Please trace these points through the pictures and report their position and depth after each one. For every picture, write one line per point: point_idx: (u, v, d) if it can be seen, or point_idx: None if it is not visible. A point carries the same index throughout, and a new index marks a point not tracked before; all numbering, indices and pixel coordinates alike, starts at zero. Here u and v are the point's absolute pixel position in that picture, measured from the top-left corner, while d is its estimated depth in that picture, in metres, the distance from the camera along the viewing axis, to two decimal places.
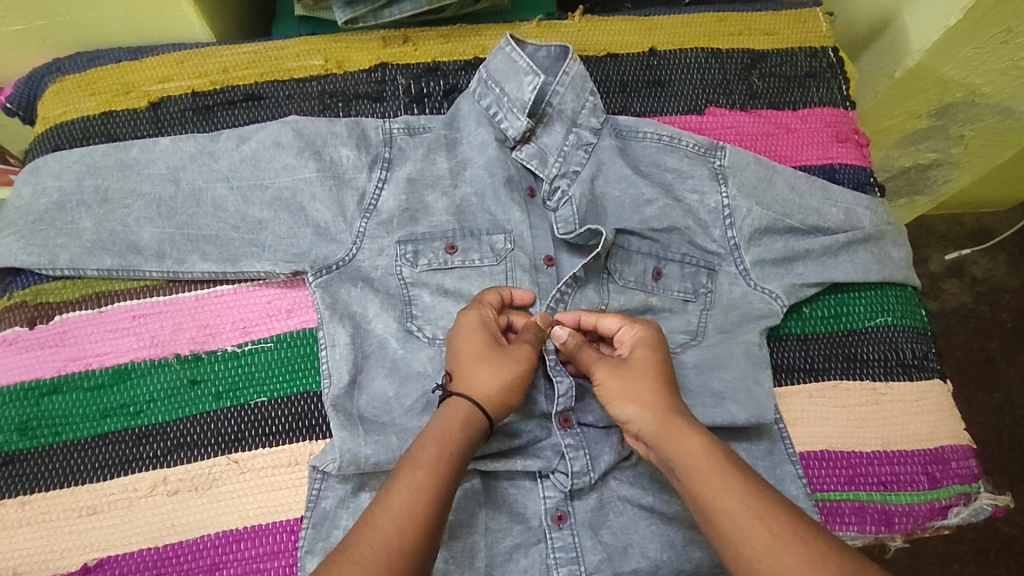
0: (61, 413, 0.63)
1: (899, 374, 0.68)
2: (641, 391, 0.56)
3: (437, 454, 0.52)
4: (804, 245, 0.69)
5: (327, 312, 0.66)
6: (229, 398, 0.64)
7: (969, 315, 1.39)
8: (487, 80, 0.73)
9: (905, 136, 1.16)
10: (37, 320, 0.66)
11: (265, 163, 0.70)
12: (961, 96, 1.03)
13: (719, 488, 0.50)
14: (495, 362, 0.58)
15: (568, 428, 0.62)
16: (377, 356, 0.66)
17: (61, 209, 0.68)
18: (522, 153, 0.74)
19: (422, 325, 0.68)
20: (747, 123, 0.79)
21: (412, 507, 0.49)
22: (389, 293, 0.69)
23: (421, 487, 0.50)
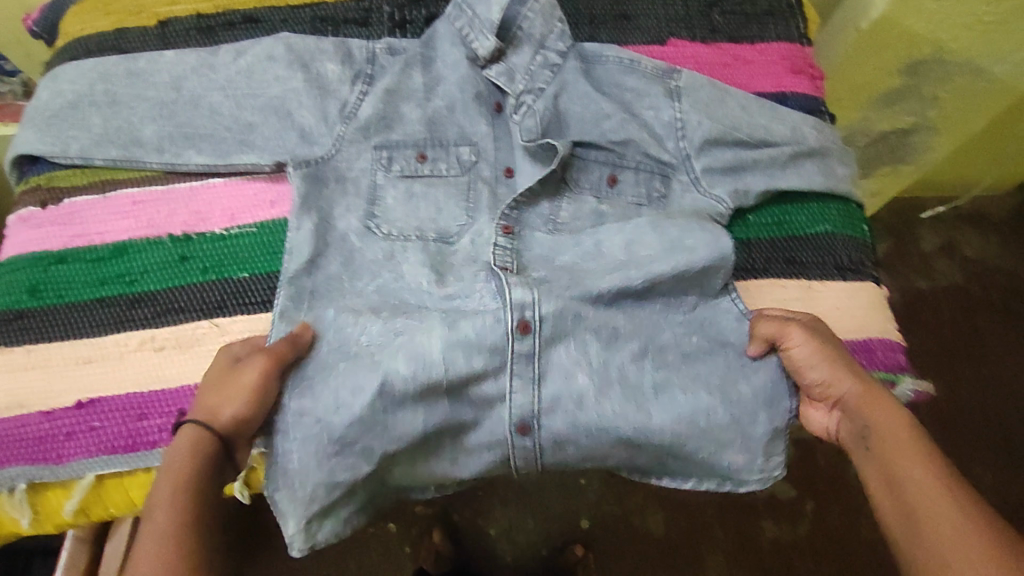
0: (65, 280, 0.70)
1: (834, 275, 0.73)
2: (843, 364, 0.63)
3: (169, 496, 0.56)
4: (750, 156, 0.74)
5: (298, 201, 0.72)
6: (215, 273, 0.71)
7: (957, 291, 1.50)
8: (460, 3, 0.78)
9: (877, 99, 1.20)
10: (48, 202, 0.74)
11: (258, 75, 0.76)
12: (929, 52, 1.09)
13: (895, 449, 0.57)
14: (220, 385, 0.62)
15: None
16: (336, 245, 0.72)
17: (75, 108, 0.75)
18: (491, 70, 0.78)
19: (381, 224, 0.73)
20: (706, 53, 0.84)
21: (161, 552, 0.53)
22: (360, 192, 0.74)
23: (163, 531, 0.54)
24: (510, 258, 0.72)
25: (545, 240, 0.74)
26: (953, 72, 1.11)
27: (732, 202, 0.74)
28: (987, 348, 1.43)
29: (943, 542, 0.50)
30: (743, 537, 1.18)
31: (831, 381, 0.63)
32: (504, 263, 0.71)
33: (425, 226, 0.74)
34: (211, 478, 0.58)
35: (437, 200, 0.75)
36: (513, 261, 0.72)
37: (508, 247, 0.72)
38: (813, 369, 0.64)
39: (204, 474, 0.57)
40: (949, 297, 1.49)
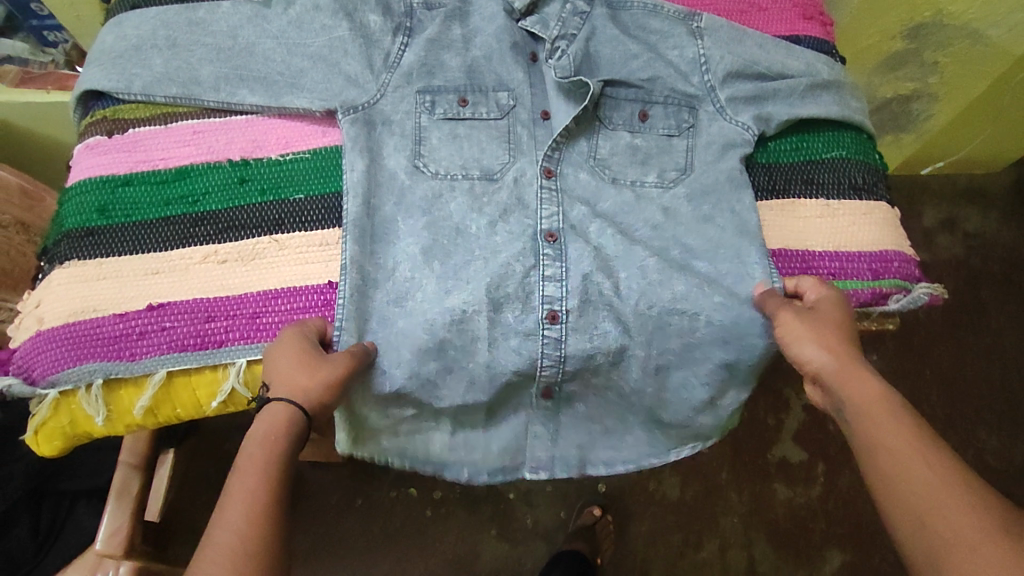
0: (133, 200, 0.75)
1: (850, 195, 0.77)
2: (829, 338, 0.61)
3: (261, 457, 0.55)
4: (771, 86, 0.80)
5: (350, 142, 0.75)
6: (272, 194, 0.76)
7: (960, 266, 1.57)
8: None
9: (881, 61, 1.28)
10: (114, 132, 0.79)
11: (308, 24, 0.81)
12: (930, 15, 1.15)
13: (879, 424, 0.54)
14: (301, 361, 0.61)
15: (554, 243, 0.72)
16: (387, 185, 0.75)
17: (138, 50, 0.81)
18: (527, 24, 0.82)
19: (428, 164, 0.76)
20: (724, 2, 0.90)
21: (248, 509, 0.52)
22: (405, 133, 0.77)
23: (248, 491, 0.53)
24: (554, 203, 0.75)
25: (583, 181, 0.77)
26: (953, 36, 1.18)
27: (756, 130, 0.79)
28: (991, 320, 1.51)
29: (947, 523, 0.48)
30: (760, 500, 1.24)
31: (810, 359, 0.60)
32: (546, 206, 0.74)
33: (467, 164, 0.76)
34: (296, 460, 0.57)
35: (479, 141, 0.77)
36: (555, 207, 0.74)
37: (553, 188, 0.76)
38: (802, 345, 0.61)
39: (290, 451, 0.56)
40: (950, 271, 1.56)
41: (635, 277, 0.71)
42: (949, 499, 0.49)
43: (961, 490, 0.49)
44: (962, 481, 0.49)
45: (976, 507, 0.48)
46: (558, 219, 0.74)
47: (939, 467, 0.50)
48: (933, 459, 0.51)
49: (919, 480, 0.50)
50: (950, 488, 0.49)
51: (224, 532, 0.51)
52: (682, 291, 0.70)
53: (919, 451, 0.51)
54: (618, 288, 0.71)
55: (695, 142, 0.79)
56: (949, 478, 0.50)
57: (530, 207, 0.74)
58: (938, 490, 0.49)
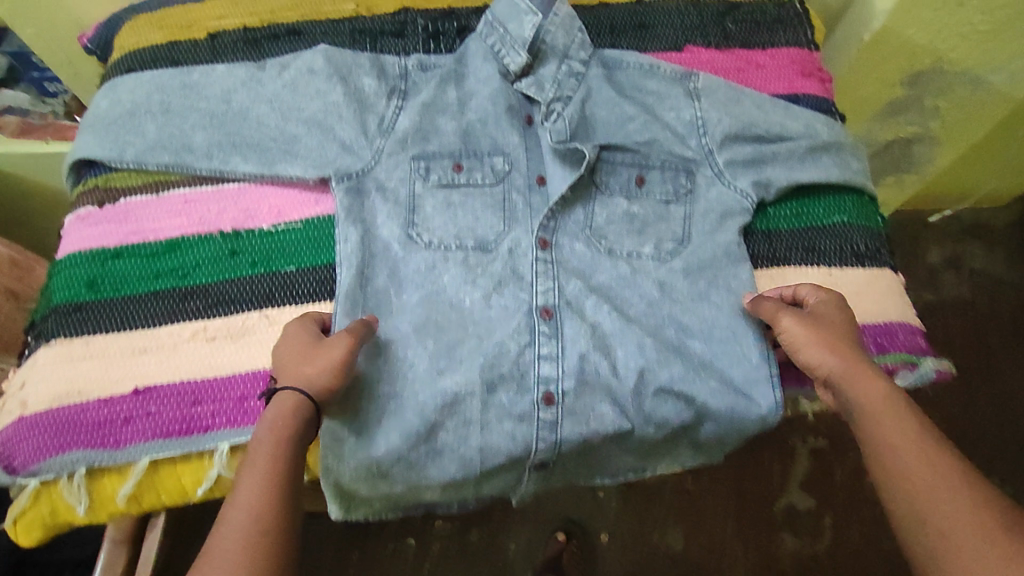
0: (122, 274, 0.74)
1: (852, 263, 0.76)
2: (831, 338, 0.64)
3: (272, 447, 0.57)
4: (769, 149, 0.79)
5: (344, 213, 0.73)
6: (263, 267, 0.75)
7: (967, 306, 1.54)
8: (492, 21, 0.81)
9: (882, 109, 1.27)
10: (105, 201, 0.78)
11: (302, 89, 0.79)
12: (930, 62, 1.13)
13: (884, 426, 0.58)
14: (309, 355, 0.63)
15: (549, 319, 0.71)
16: (381, 257, 0.74)
17: (132, 116, 0.80)
18: (523, 85, 0.81)
19: (422, 233, 0.74)
20: (721, 59, 0.89)
21: (259, 496, 0.54)
22: (399, 201, 0.75)
23: (259, 483, 0.55)
24: (550, 278, 0.73)
25: (580, 254, 0.75)
26: (954, 81, 1.17)
27: (755, 197, 0.78)
28: (999, 362, 1.48)
29: (946, 522, 0.52)
30: (766, 559, 1.21)
31: (815, 360, 0.64)
32: (541, 283, 0.72)
33: (461, 234, 0.75)
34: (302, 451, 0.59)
35: (474, 210, 0.76)
36: (552, 278, 0.73)
37: (550, 261, 0.74)
38: (807, 351, 0.65)
39: (296, 442, 0.58)
40: (957, 311, 1.54)
41: (634, 356, 0.69)
42: (946, 493, 0.53)
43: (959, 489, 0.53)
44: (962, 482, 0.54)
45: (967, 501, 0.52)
46: (553, 294, 0.72)
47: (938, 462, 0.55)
48: (936, 458, 0.55)
49: (922, 475, 0.54)
50: (951, 486, 0.53)
51: (236, 513, 0.53)
52: (681, 372, 0.69)
53: (925, 451, 0.56)
54: (615, 368, 0.69)
55: (693, 209, 0.78)
56: (955, 483, 0.53)
57: (526, 283, 0.73)
58: (937, 485, 0.54)
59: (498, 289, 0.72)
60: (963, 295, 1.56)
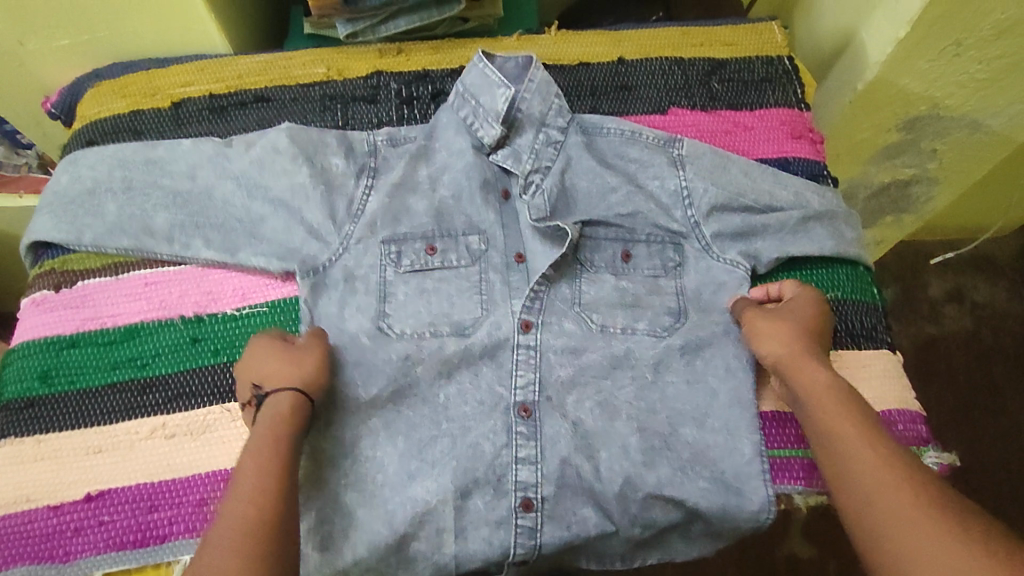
0: (78, 365, 0.70)
1: (847, 343, 0.72)
2: (790, 330, 0.67)
3: (271, 435, 0.59)
4: (759, 221, 0.75)
5: (308, 309, 0.72)
6: (227, 354, 0.71)
7: (971, 339, 1.47)
8: (464, 93, 0.79)
9: (879, 153, 1.23)
10: (62, 285, 0.74)
11: (269, 167, 0.77)
12: (925, 109, 1.10)
13: (832, 416, 0.60)
14: (282, 356, 0.64)
15: (527, 417, 0.68)
16: (350, 348, 0.69)
17: (93, 194, 0.76)
18: (497, 158, 0.79)
19: (394, 323, 0.71)
20: (707, 121, 0.85)
21: (256, 483, 0.55)
22: (369, 289, 0.73)
23: (252, 469, 0.56)
24: (530, 368, 0.70)
25: (564, 339, 0.71)
26: (951, 126, 1.13)
27: (748, 266, 0.75)
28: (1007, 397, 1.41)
29: (902, 520, 0.51)
30: None
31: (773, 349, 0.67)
32: (521, 378, 0.70)
33: (434, 322, 0.71)
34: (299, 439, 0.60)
35: (448, 294, 0.73)
36: (530, 372, 0.70)
37: (531, 348, 0.71)
38: (767, 339, 0.68)
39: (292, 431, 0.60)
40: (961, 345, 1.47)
41: (618, 457, 0.67)
42: (902, 491, 0.52)
43: (912, 486, 0.53)
44: (914, 479, 0.53)
45: (925, 500, 0.51)
46: (533, 389, 0.69)
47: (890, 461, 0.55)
48: (886, 457, 0.55)
49: (871, 470, 0.55)
50: (899, 482, 0.53)
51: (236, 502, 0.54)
52: (668, 474, 0.66)
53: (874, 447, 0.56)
54: (598, 472, 0.67)
55: (683, 282, 0.76)
56: (891, 462, 0.55)
57: (504, 374, 0.70)
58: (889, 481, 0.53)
59: (476, 382, 0.70)
60: (966, 327, 1.49)
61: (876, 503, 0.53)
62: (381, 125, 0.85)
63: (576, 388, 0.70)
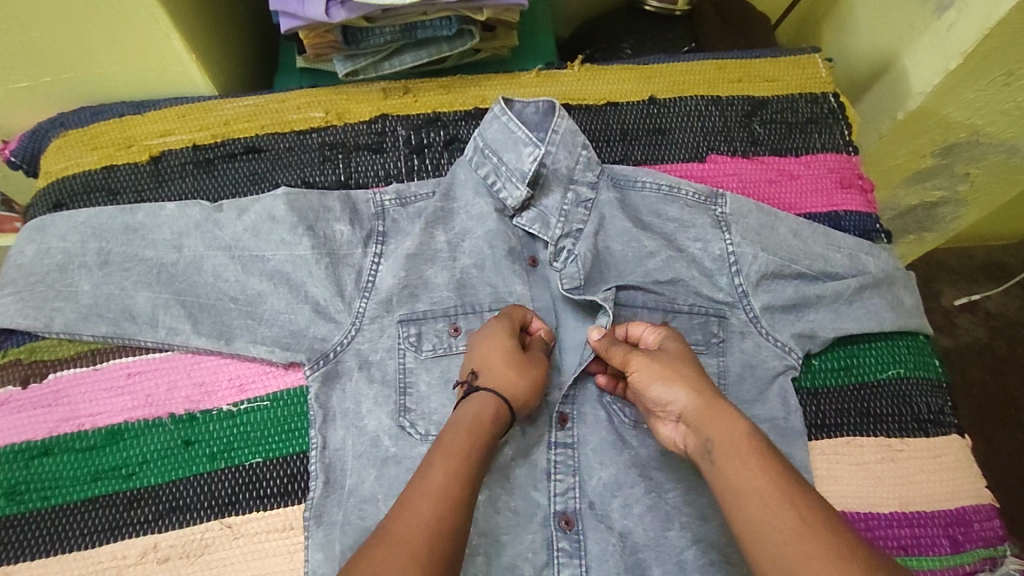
0: (52, 477, 0.62)
1: (916, 431, 0.66)
2: (687, 374, 0.57)
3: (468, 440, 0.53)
4: (816, 291, 0.68)
5: (320, 419, 0.64)
6: (224, 458, 0.63)
7: (984, 351, 1.25)
8: (484, 149, 0.70)
9: (906, 175, 1.06)
10: (30, 379, 0.65)
11: (265, 236, 0.68)
12: (964, 136, 0.95)
13: (738, 465, 0.50)
14: (520, 366, 0.60)
15: (571, 529, 0.61)
16: (368, 456, 0.62)
17: (63, 271, 0.67)
18: (523, 222, 0.71)
19: (416, 421, 0.64)
20: (750, 170, 0.78)
21: (450, 486, 0.49)
22: (386, 380, 0.65)
23: (454, 470, 0.50)
24: (569, 471, 0.63)
25: (602, 427, 0.65)
26: (990, 152, 0.97)
27: (802, 352, 0.67)
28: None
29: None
30: None
31: (664, 392, 0.57)
32: (559, 483, 0.63)
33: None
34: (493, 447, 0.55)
35: None
36: (573, 478, 0.63)
37: (569, 446, 0.64)
38: (654, 386, 0.58)
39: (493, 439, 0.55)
40: (977, 360, 1.24)
41: (673, 575, 0.59)
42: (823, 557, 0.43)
43: (839, 550, 0.43)
44: (841, 541, 0.44)
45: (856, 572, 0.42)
46: (574, 496, 0.62)
47: (814, 520, 0.45)
48: (805, 516, 0.45)
49: (794, 531, 0.45)
50: (821, 549, 0.43)
51: (420, 500, 0.48)
52: None
53: (794, 500, 0.46)
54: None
55: (730, 363, 0.67)
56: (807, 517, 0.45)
57: (542, 477, 0.63)
58: (814, 547, 0.44)
59: (511, 486, 0.62)
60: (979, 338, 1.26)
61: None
62: (390, 179, 0.76)
63: (621, 490, 0.62)
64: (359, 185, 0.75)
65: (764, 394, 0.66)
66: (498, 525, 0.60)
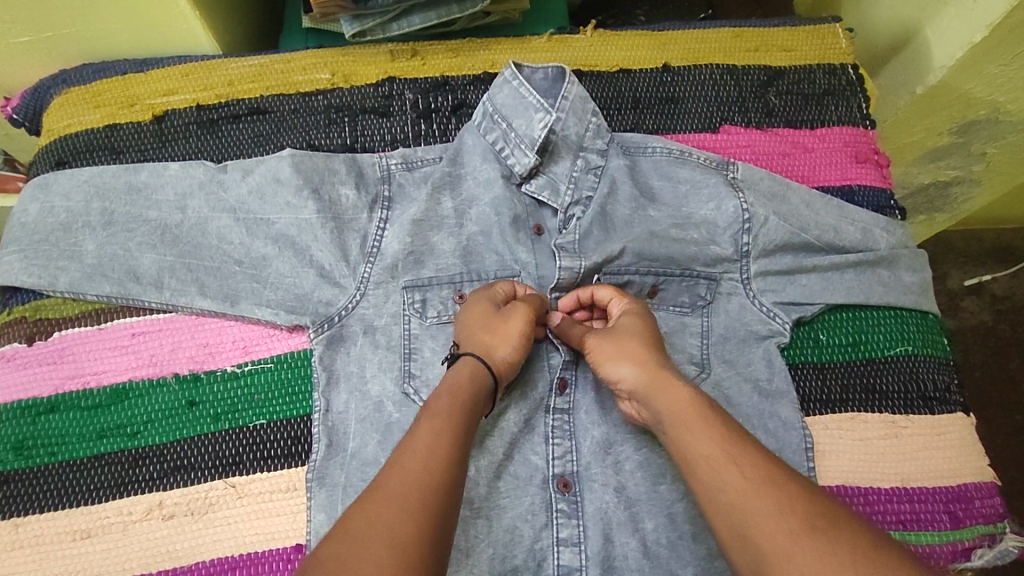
0: (58, 433, 0.63)
1: (921, 407, 0.66)
2: (634, 350, 0.57)
3: (452, 404, 0.53)
4: (822, 263, 0.67)
5: (325, 379, 0.64)
6: (228, 419, 0.63)
7: (987, 334, 1.24)
8: (494, 115, 0.69)
9: (922, 153, 1.04)
10: (36, 337, 0.65)
11: (269, 198, 0.67)
12: (984, 113, 0.92)
13: (686, 432, 0.50)
14: (502, 329, 0.59)
15: (568, 492, 0.61)
16: (372, 420, 0.62)
17: (67, 230, 0.66)
18: (531, 189, 0.70)
19: (420, 387, 0.64)
20: (763, 141, 0.76)
21: (435, 446, 0.49)
22: (391, 345, 0.65)
23: (441, 431, 0.50)
24: (565, 434, 0.62)
25: (603, 393, 0.64)
26: (1009, 131, 0.94)
27: (788, 318, 0.66)
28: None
29: (780, 551, 0.42)
30: None
31: (617, 370, 0.57)
32: (556, 446, 0.62)
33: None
34: (478, 409, 0.54)
35: None
36: (569, 440, 0.62)
37: (566, 411, 0.63)
38: (609, 364, 0.58)
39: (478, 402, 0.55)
40: (980, 342, 1.23)
41: (665, 528, 0.59)
42: (774, 516, 0.43)
43: (783, 505, 0.44)
44: (785, 495, 0.44)
45: (800, 522, 0.42)
46: (571, 459, 0.61)
47: (757, 479, 0.46)
48: (750, 474, 0.46)
49: (740, 493, 0.45)
50: (767, 506, 0.44)
51: (410, 460, 0.48)
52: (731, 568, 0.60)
53: (737, 460, 0.47)
54: (647, 549, 0.59)
55: (738, 335, 0.66)
56: (758, 478, 0.46)
57: (539, 441, 0.62)
58: (759, 505, 0.44)
59: (511, 452, 0.61)
60: (984, 321, 1.25)
61: (748, 534, 0.44)
62: (396, 144, 0.75)
63: (612, 449, 0.62)
64: (365, 149, 0.74)
65: (771, 370, 0.65)
66: (497, 491, 0.59)
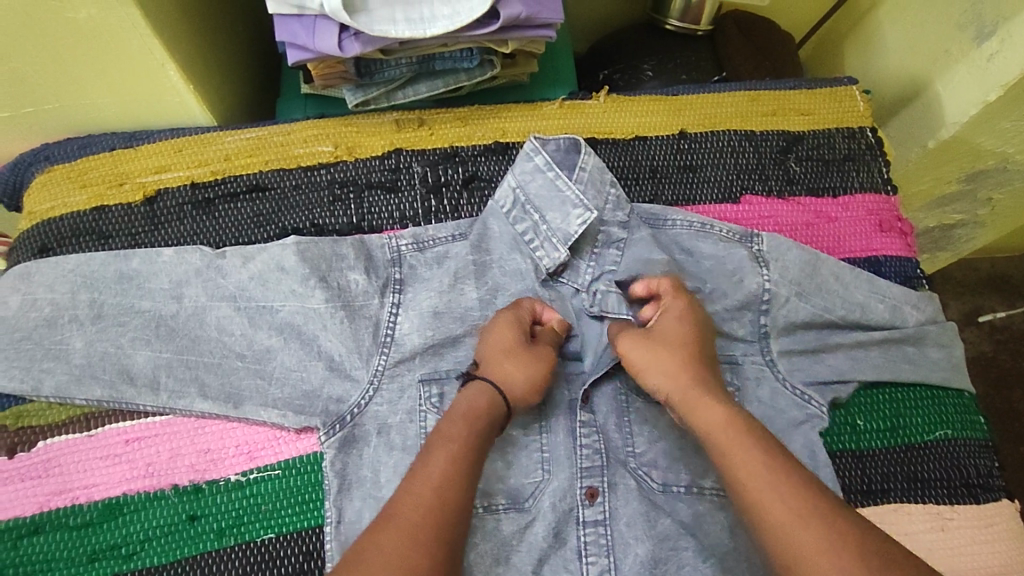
0: (44, 558, 0.57)
1: (966, 496, 0.63)
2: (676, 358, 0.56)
3: (463, 433, 0.51)
4: (851, 340, 0.65)
5: (336, 487, 0.59)
6: (233, 534, 0.59)
7: (988, 365, 1.21)
8: (525, 204, 0.66)
9: (930, 200, 1.02)
10: (18, 448, 0.60)
11: (273, 287, 0.63)
12: (993, 163, 0.91)
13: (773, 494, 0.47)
14: (526, 359, 0.57)
15: None
16: None
17: (52, 326, 0.61)
18: (558, 282, 0.67)
19: None
20: (786, 212, 0.74)
21: (447, 473, 0.48)
22: (406, 446, 0.60)
23: (454, 457, 0.49)
24: (601, 550, 0.58)
25: (637, 498, 0.60)
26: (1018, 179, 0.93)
27: (823, 400, 0.63)
28: None
29: None
30: None
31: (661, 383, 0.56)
32: (591, 564, 0.58)
33: (488, 490, 0.59)
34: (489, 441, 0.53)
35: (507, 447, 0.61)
36: (604, 554, 0.58)
37: (599, 523, 0.59)
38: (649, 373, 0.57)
39: (487, 432, 0.53)
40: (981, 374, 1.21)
41: None
42: None
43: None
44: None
45: None
46: None
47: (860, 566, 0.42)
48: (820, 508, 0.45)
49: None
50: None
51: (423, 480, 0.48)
52: None
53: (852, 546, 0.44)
54: None
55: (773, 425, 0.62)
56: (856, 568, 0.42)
57: (571, 556, 0.58)
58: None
59: (540, 567, 0.58)
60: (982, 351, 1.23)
61: None
62: (405, 222, 0.71)
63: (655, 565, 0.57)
64: (372, 228, 0.70)
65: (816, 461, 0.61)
66: None
